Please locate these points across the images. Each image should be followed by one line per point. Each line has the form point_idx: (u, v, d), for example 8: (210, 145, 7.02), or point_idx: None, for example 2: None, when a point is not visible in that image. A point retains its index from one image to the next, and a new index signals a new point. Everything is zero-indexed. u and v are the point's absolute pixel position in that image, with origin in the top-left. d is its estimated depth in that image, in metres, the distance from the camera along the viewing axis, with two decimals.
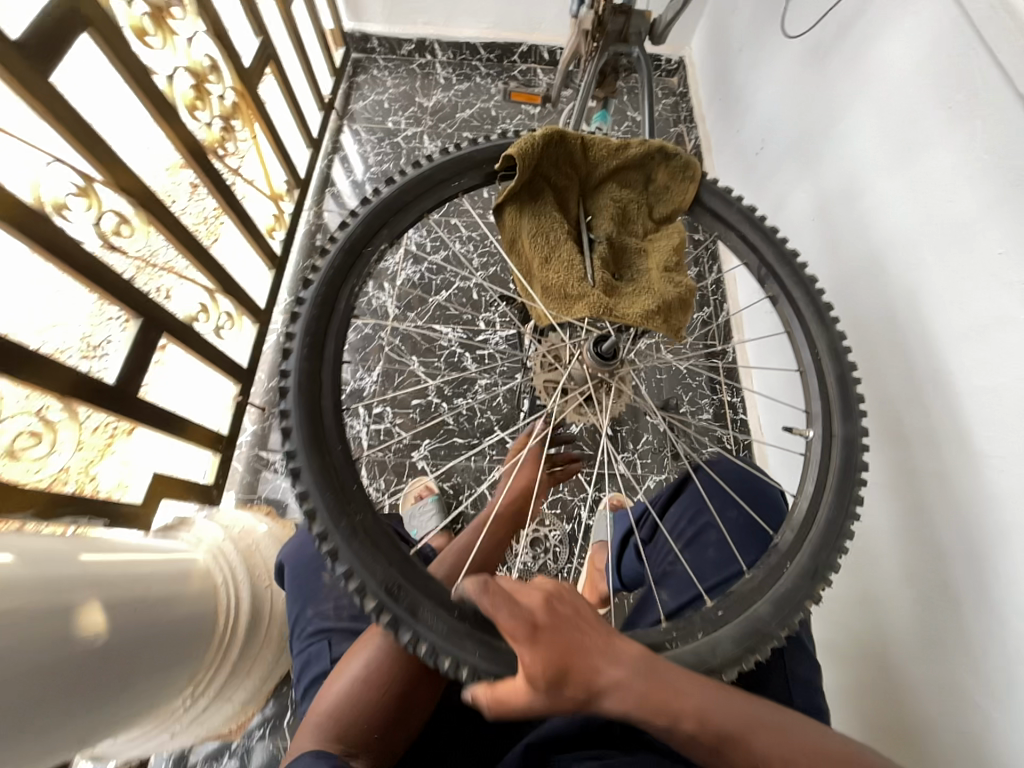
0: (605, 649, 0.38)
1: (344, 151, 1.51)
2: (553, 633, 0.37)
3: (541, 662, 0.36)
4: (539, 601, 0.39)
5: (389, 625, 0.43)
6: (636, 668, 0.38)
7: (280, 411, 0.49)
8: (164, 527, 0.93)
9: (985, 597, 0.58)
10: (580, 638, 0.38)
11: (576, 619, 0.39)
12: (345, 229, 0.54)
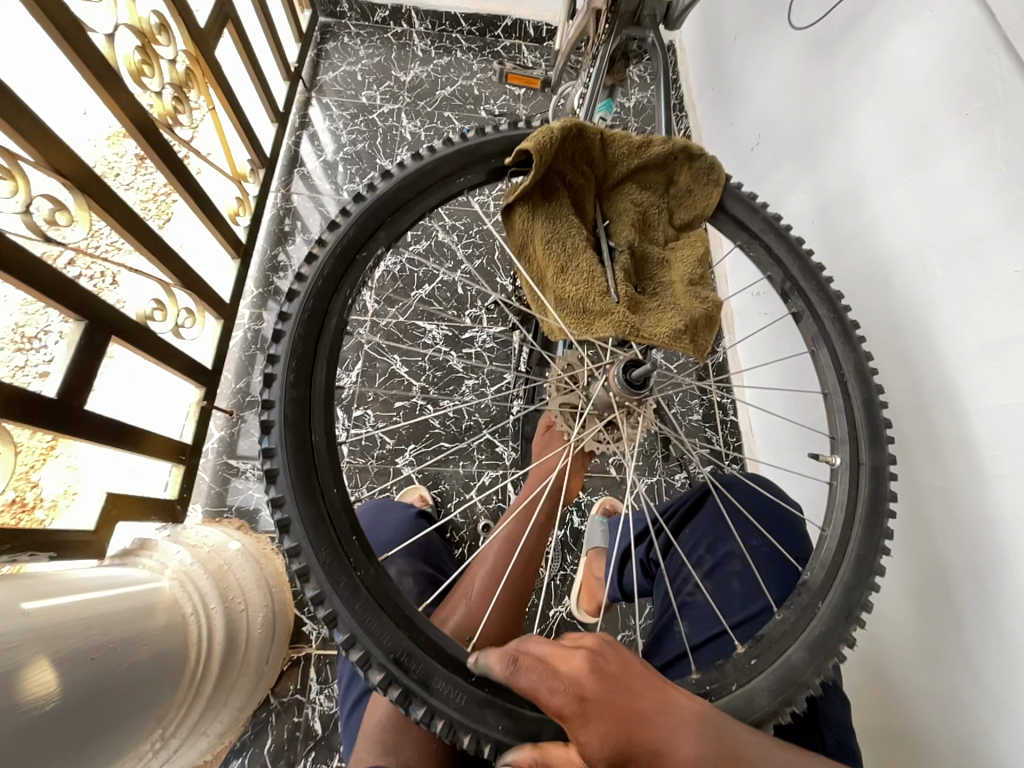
0: (667, 713, 0.35)
1: (313, 127, 1.38)
2: (605, 705, 0.34)
3: (598, 743, 0.34)
4: (581, 665, 0.35)
5: (399, 699, 0.38)
6: (699, 735, 0.36)
7: (263, 450, 0.42)
8: (121, 554, 0.84)
9: (991, 617, 0.58)
10: (637, 703, 0.35)
11: (626, 680, 0.36)
12: (336, 233, 0.47)
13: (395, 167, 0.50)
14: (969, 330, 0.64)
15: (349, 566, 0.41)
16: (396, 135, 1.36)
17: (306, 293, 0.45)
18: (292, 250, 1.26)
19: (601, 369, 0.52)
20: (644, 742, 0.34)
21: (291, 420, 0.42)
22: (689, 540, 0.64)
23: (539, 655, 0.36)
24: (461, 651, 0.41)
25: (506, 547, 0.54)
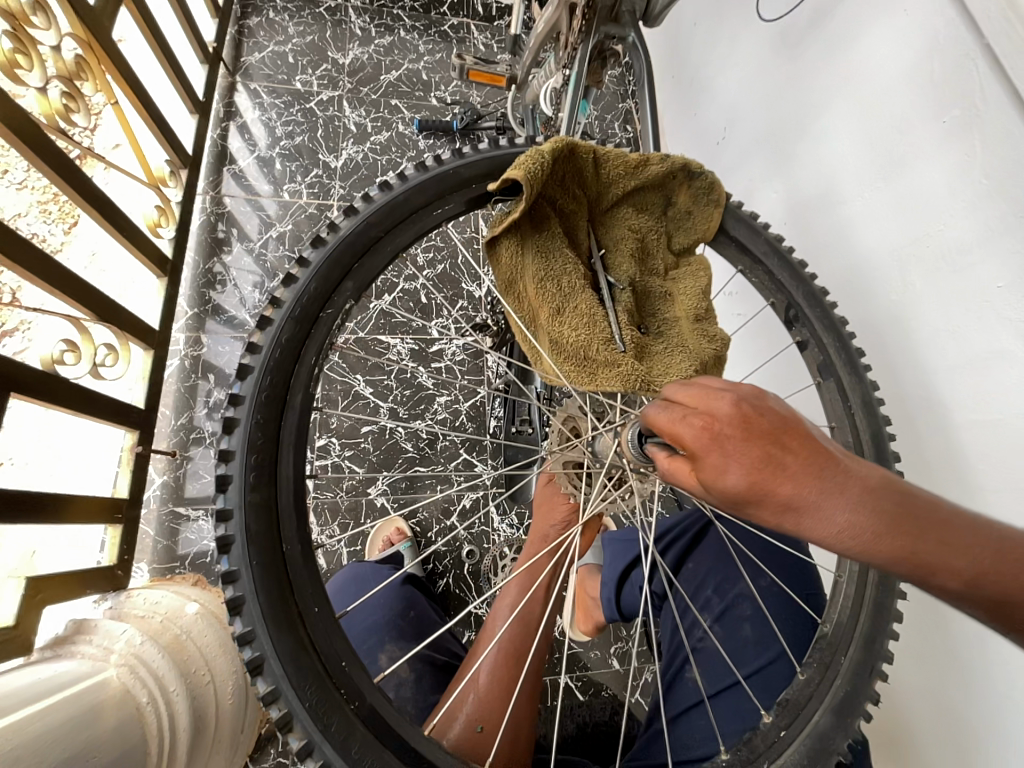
0: (796, 452, 0.29)
1: (243, 117, 1.21)
2: (747, 436, 0.29)
3: (720, 468, 0.30)
4: (733, 399, 0.31)
5: None
6: (842, 483, 0.28)
7: (221, 572, 0.34)
8: (53, 642, 0.72)
9: None
10: (764, 438, 0.29)
11: (777, 416, 0.30)
12: (292, 290, 0.39)
13: (359, 203, 0.42)
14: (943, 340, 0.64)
15: (342, 700, 0.34)
16: (339, 126, 1.21)
17: (262, 367, 0.37)
18: (229, 260, 1.11)
19: (606, 426, 0.49)
20: (767, 480, 0.28)
21: (253, 531, 0.35)
22: (691, 579, 0.62)
23: (697, 397, 0.32)
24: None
25: (522, 628, 0.52)
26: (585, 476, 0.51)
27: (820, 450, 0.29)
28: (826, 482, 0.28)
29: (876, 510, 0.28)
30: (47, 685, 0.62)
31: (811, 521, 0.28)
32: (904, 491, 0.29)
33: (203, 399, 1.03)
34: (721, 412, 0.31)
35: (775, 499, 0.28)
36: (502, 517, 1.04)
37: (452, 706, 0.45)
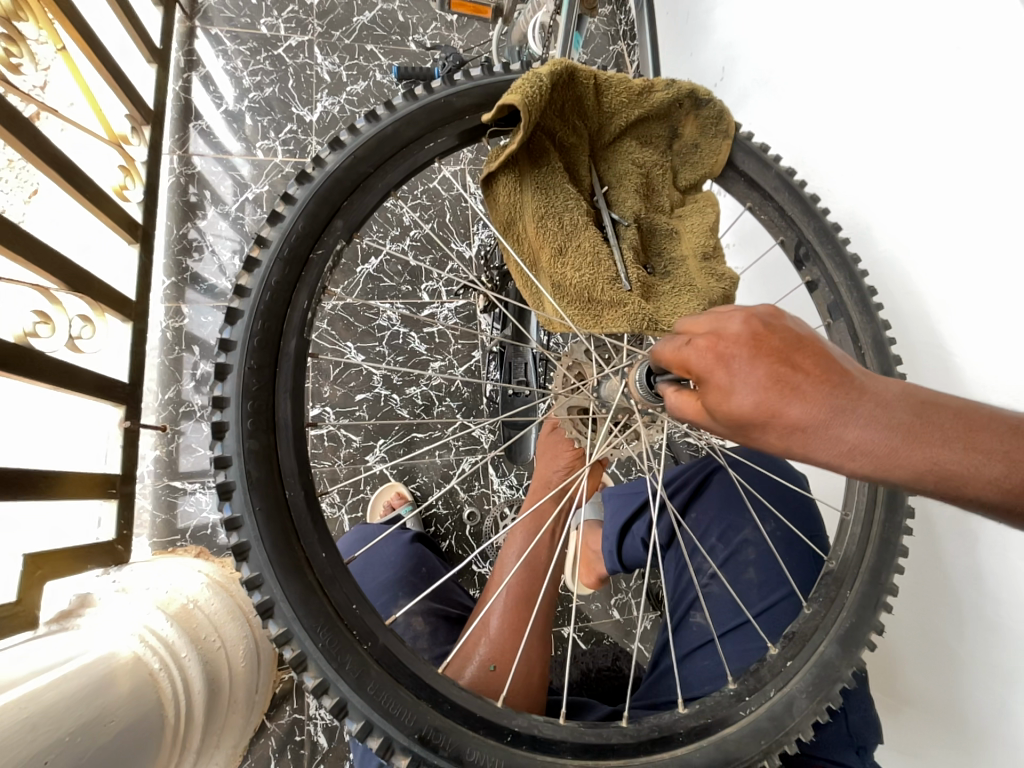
0: (815, 367, 0.28)
1: (205, 67, 1.12)
2: (754, 354, 0.29)
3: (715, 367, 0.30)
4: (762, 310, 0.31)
5: None
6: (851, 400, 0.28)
7: (224, 520, 0.33)
8: (57, 616, 0.72)
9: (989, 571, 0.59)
10: (760, 348, 0.29)
11: (789, 333, 0.29)
12: (279, 229, 0.36)
13: (346, 136, 0.39)
14: (945, 278, 0.59)
15: (354, 641, 0.33)
16: (311, 76, 1.13)
17: (252, 312, 0.35)
18: (204, 225, 1.05)
19: (608, 374, 0.48)
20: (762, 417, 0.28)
21: (255, 477, 0.33)
22: (698, 524, 0.61)
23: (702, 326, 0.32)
24: (490, 707, 0.35)
25: (530, 575, 0.52)
26: (592, 420, 0.49)
27: (809, 343, 0.29)
28: (840, 403, 0.28)
29: (890, 423, 0.28)
30: (49, 661, 0.61)
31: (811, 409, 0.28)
32: (926, 398, 0.29)
33: (189, 371, 0.99)
34: (712, 337, 0.30)
35: (784, 422, 0.28)
36: (501, 477, 1.04)
37: (465, 647, 0.45)
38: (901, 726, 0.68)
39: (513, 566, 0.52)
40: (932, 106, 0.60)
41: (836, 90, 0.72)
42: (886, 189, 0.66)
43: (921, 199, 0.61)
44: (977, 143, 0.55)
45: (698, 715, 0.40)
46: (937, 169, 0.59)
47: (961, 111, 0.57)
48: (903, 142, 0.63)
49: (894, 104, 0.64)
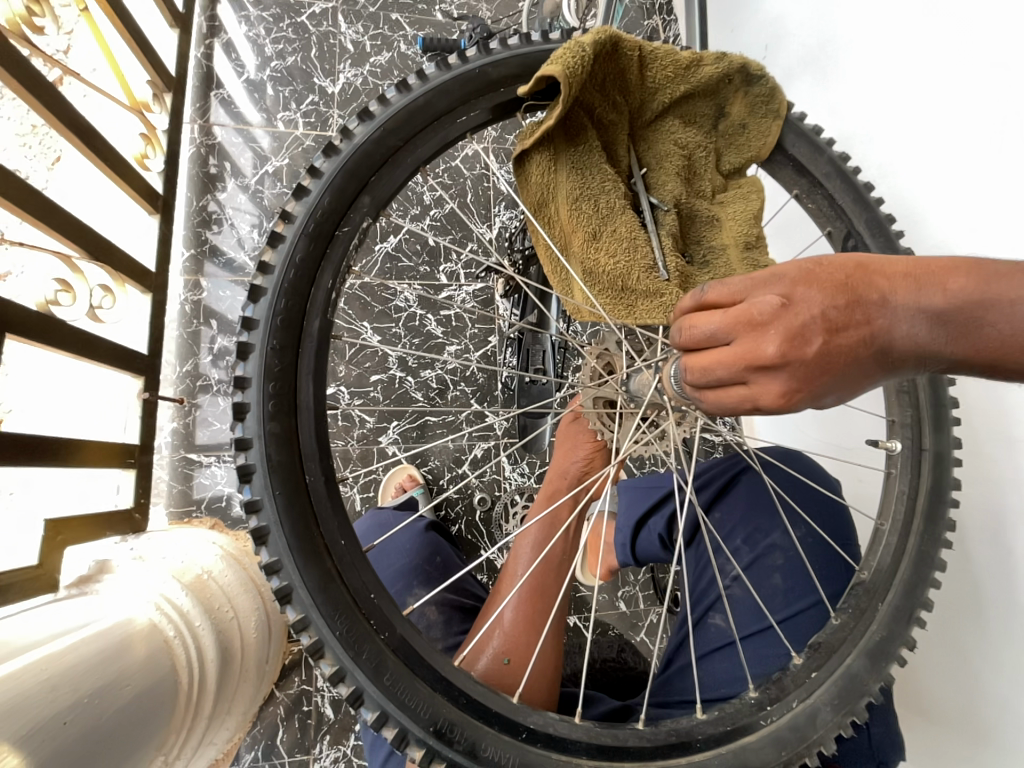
0: (847, 305, 0.30)
1: (227, 33, 1.09)
2: (811, 334, 0.30)
3: (776, 371, 0.31)
4: (768, 312, 0.30)
5: None
6: (886, 309, 0.30)
7: (243, 501, 0.32)
8: (77, 581, 0.74)
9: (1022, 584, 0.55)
10: (816, 368, 0.30)
11: (812, 288, 0.30)
12: (305, 203, 0.34)
13: (376, 105, 0.37)
14: None
15: (371, 631, 0.32)
16: (334, 45, 1.09)
17: (276, 289, 0.33)
18: (223, 197, 1.04)
19: (637, 368, 0.46)
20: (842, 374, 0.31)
21: (275, 460, 0.32)
22: (722, 525, 0.59)
23: (733, 347, 0.31)
24: (506, 702, 0.35)
25: (546, 570, 0.51)
26: (617, 415, 0.47)
27: (831, 311, 0.29)
28: (878, 322, 0.30)
29: (930, 326, 0.29)
30: (69, 625, 0.62)
31: (902, 356, 0.31)
32: (956, 291, 0.29)
33: (207, 345, 0.99)
34: (775, 400, 0.31)
35: (852, 367, 0.30)
36: (514, 465, 1.03)
37: (482, 638, 0.45)
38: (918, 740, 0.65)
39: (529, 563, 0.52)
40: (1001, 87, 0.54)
41: (889, 70, 0.67)
42: (940, 180, 0.61)
43: (978, 191, 0.57)
44: None
45: (718, 722, 0.38)
46: (1000, 158, 0.55)
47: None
48: (962, 130, 0.59)
49: (955, 85, 0.59)
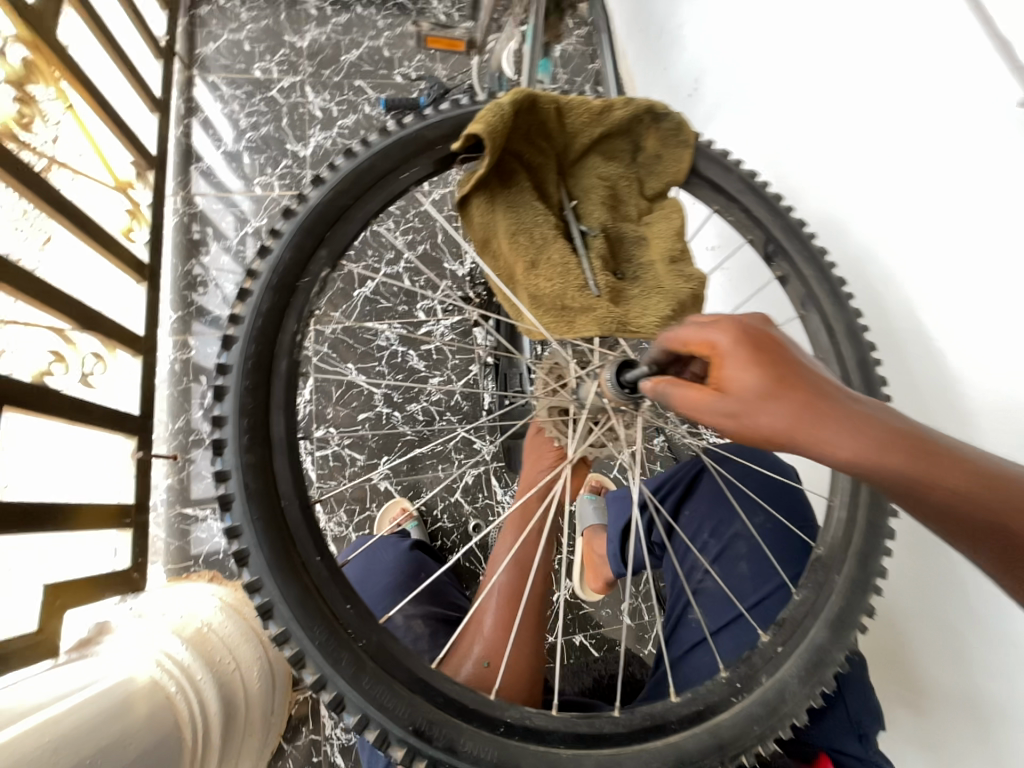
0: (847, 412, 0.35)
1: (205, 113, 1.18)
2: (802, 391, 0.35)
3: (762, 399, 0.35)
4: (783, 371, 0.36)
5: None
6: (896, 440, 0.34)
7: (226, 530, 0.35)
8: (77, 644, 0.75)
9: None
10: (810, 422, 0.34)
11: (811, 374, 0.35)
12: (268, 261, 0.39)
13: (326, 172, 0.42)
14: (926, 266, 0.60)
15: (350, 639, 0.35)
16: (304, 113, 1.19)
17: (246, 337, 0.37)
18: (208, 260, 1.10)
19: (587, 374, 0.50)
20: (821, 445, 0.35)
21: (253, 489, 0.35)
22: (690, 523, 0.62)
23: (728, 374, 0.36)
24: (483, 699, 0.37)
25: (524, 572, 0.50)
26: (569, 420, 0.51)
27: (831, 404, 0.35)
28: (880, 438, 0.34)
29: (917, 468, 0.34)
30: (71, 688, 0.63)
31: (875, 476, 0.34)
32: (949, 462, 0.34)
33: (198, 400, 1.03)
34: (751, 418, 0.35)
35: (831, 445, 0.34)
36: (504, 488, 1.06)
37: (462, 646, 0.46)
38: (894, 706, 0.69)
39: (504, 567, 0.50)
40: (913, 94, 0.60)
41: (801, 94, 0.75)
42: (858, 183, 0.68)
43: (895, 190, 0.63)
44: (949, 129, 0.57)
45: (691, 703, 0.40)
46: (915, 157, 0.60)
47: (939, 99, 0.58)
48: (870, 139, 0.66)
49: (862, 99, 0.66)
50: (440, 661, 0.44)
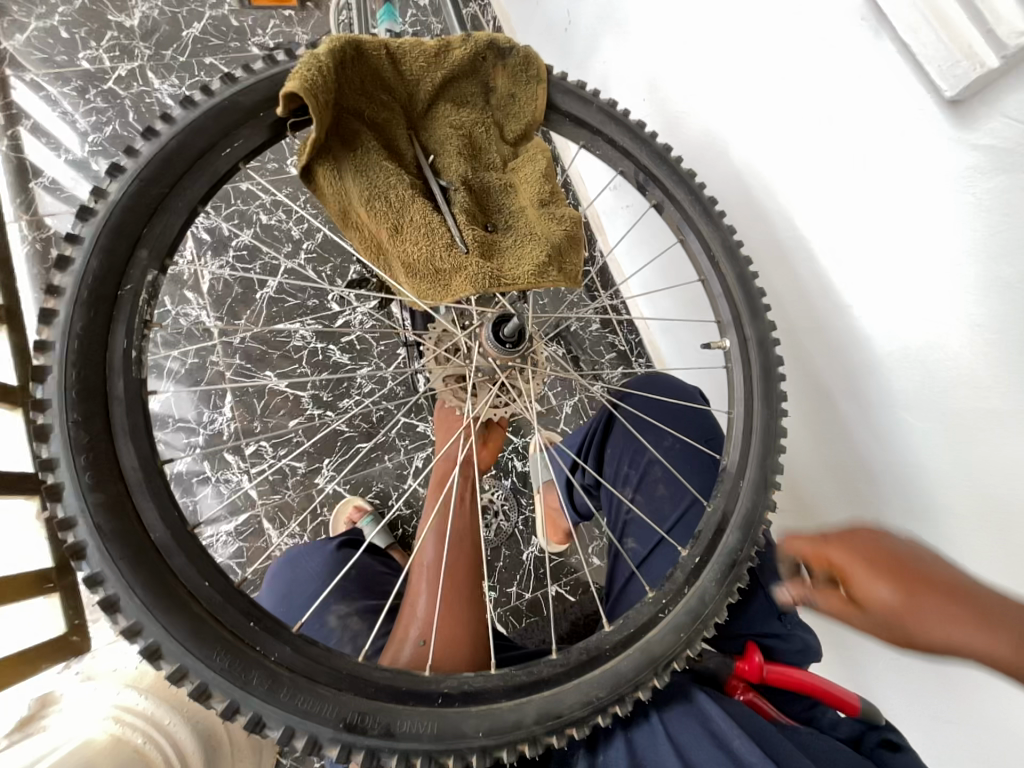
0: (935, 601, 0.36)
1: (31, 117, 1.01)
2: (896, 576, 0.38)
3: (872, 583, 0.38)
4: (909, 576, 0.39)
5: (367, 760, 0.34)
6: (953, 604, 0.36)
7: (86, 578, 0.32)
8: (18, 723, 0.69)
9: (881, 432, 0.62)
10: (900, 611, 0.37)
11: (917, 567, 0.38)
12: (71, 275, 0.34)
13: (125, 159, 0.37)
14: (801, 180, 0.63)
15: (259, 656, 0.34)
16: (153, 104, 1.05)
17: (64, 365, 0.33)
18: None
19: (473, 333, 0.50)
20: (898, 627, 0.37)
21: (109, 529, 0.32)
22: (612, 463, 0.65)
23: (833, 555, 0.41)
24: (416, 678, 0.37)
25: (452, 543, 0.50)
26: (466, 386, 0.50)
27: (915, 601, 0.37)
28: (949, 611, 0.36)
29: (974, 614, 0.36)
30: (19, 766, 0.59)
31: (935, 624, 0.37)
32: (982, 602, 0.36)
33: None
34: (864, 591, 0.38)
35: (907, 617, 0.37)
36: None
37: (400, 630, 0.46)
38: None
39: (433, 543, 0.50)
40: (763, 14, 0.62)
41: (672, 9, 0.74)
42: (732, 100, 0.68)
43: (764, 107, 0.65)
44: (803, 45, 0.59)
45: (622, 629, 0.43)
46: (778, 72, 0.62)
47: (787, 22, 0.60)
48: (737, 58, 0.66)
49: (724, 20, 0.67)
50: (378, 653, 0.44)
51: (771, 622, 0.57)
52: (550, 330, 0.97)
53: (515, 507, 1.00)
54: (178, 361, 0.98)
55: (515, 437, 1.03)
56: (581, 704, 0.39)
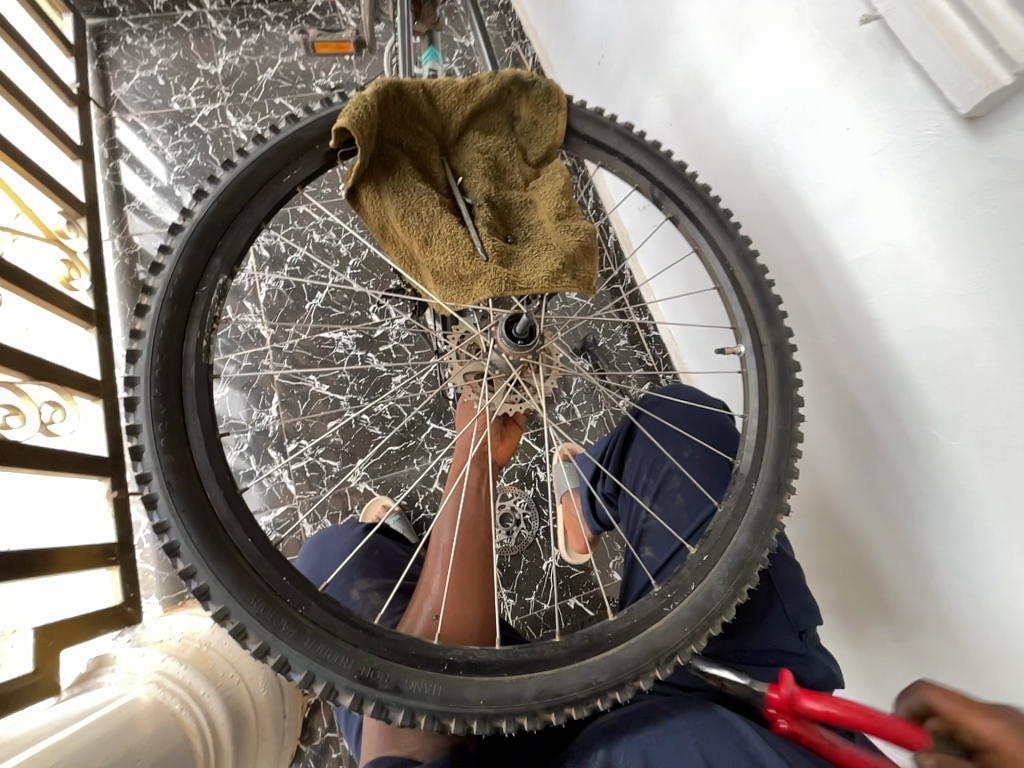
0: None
1: (130, 152, 1.18)
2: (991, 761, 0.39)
3: None
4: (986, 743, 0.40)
5: (376, 712, 0.37)
6: None
7: (155, 526, 0.38)
8: (78, 679, 0.78)
9: (910, 448, 0.60)
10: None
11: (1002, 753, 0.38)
12: (161, 277, 0.41)
13: (209, 185, 0.44)
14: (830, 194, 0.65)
15: (289, 607, 0.38)
16: (229, 138, 1.19)
17: (150, 348, 0.40)
18: None
19: (489, 334, 0.55)
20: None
21: (175, 485, 0.38)
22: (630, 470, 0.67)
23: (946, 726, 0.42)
24: (426, 645, 0.40)
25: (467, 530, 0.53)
26: (482, 382, 0.55)
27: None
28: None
29: None
30: (77, 712, 0.66)
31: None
32: None
33: None
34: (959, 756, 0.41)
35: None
36: None
37: (415, 607, 0.49)
38: (851, 610, 0.74)
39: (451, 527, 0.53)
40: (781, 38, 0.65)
41: (698, 38, 0.77)
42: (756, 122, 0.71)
43: (786, 125, 0.67)
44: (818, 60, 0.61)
45: (625, 619, 0.44)
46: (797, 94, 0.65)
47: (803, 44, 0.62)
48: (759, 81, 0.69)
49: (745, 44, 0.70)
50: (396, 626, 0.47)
51: (789, 637, 0.56)
52: (577, 344, 1.00)
53: (537, 516, 1.01)
54: (235, 363, 1.08)
55: (539, 446, 1.05)
56: (581, 686, 0.41)
